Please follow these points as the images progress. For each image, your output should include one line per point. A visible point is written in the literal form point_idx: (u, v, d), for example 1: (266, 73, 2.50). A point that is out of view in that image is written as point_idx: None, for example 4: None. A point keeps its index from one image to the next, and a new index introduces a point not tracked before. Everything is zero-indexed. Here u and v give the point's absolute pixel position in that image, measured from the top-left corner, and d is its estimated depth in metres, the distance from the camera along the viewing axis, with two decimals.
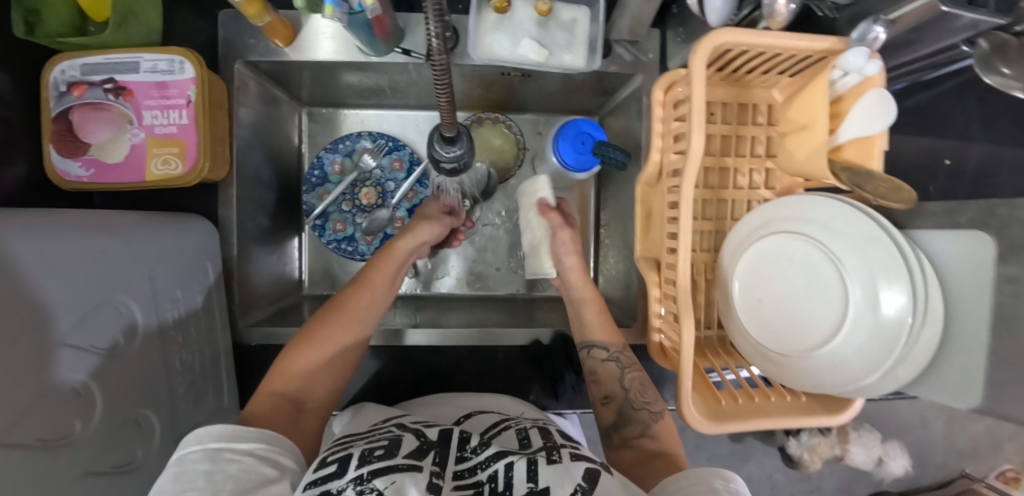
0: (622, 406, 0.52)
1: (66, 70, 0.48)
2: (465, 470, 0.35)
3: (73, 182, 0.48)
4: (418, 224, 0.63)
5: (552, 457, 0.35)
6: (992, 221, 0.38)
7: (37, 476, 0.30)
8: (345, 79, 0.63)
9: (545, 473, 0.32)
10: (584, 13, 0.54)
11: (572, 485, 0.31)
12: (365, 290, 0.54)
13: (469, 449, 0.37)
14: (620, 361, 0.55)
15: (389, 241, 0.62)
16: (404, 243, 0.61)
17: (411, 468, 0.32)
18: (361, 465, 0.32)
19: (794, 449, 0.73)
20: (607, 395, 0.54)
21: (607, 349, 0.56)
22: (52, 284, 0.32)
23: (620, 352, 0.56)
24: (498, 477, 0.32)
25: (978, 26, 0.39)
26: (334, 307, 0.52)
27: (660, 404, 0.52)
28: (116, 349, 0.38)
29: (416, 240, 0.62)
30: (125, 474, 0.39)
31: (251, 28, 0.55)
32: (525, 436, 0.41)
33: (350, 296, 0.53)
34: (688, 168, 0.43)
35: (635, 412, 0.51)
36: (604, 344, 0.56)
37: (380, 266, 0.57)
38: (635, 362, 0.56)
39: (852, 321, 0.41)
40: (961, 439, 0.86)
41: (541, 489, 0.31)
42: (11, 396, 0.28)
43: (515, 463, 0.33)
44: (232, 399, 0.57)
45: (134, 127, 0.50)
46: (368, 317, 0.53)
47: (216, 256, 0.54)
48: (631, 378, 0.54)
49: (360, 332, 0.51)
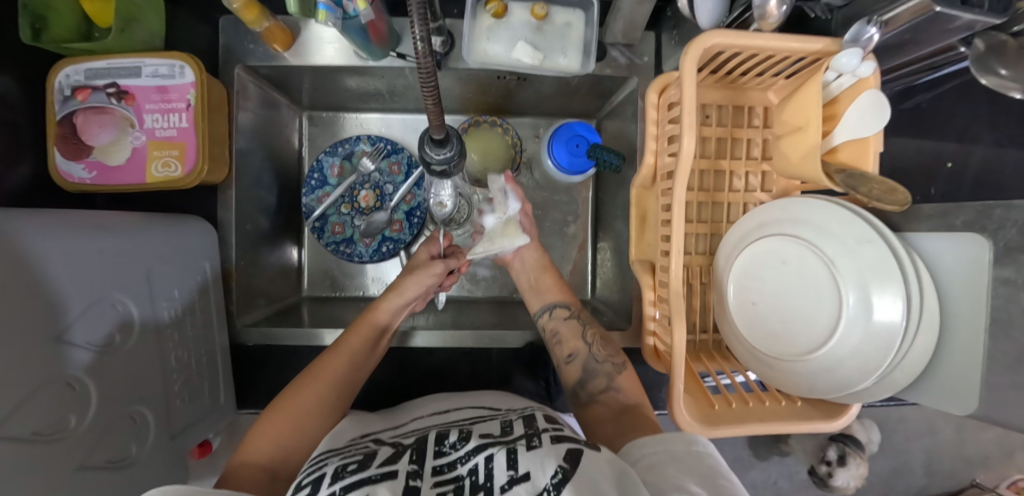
0: (586, 361, 0.54)
1: (71, 74, 0.49)
2: (445, 465, 0.34)
3: (76, 183, 0.50)
4: (402, 283, 0.61)
5: (533, 443, 0.34)
6: (988, 222, 0.37)
7: (30, 470, 0.30)
8: (344, 83, 0.64)
9: (525, 459, 0.32)
10: (579, 16, 0.54)
11: (552, 467, 0.30)
12: (341, 355, 0.52)
13: (447, 445, 0.36)
14: (579, 319, 0.59)
15: (374, 300, 0.59)
16: (388, 303, 0.59)
17: (383, 479, 0.31)
18: (334, 482, 0.31)
19: (839, 479, 0.72)
20: (572, 353, 0.56)
21: (567, 309, 0.60)
22: (55, 279, 0.33)
23: (579, 311, 0.60)
24: (479, 470, 0.32)
25: (975, 26, 0.38)
26: (311, 373, 0.50)
27: (622, 357, 0.54)
28: (110, 345, 0.39)
29: (403, 296, 0.60)
30: (119, 470, 0.40)
31: (251, 34, 0.56)
32: (508, 424, 0.41)
33: (327, 363, 0.51)
34: (680, 171, 0.43)
35: (600, 365, 0.53)
36: (565, 304, 0.61)
37: (357, 329, 0.55)
38: (593, 321, 0.60)
39: (849, 322, 0.40)
40: (971, 446, 0.84)
41: (521, 475, 0.30)
42: (11, 383, 0.29)
43: (494, 454, 0.33)
44: (228, 397, 0.57)
45: (136, 131, 0.51)
46: (341, 382, 0.50)
47: (215, 257, 0.56)
48: (591, 332, 0.57)
49: (333, 388, 0.49)
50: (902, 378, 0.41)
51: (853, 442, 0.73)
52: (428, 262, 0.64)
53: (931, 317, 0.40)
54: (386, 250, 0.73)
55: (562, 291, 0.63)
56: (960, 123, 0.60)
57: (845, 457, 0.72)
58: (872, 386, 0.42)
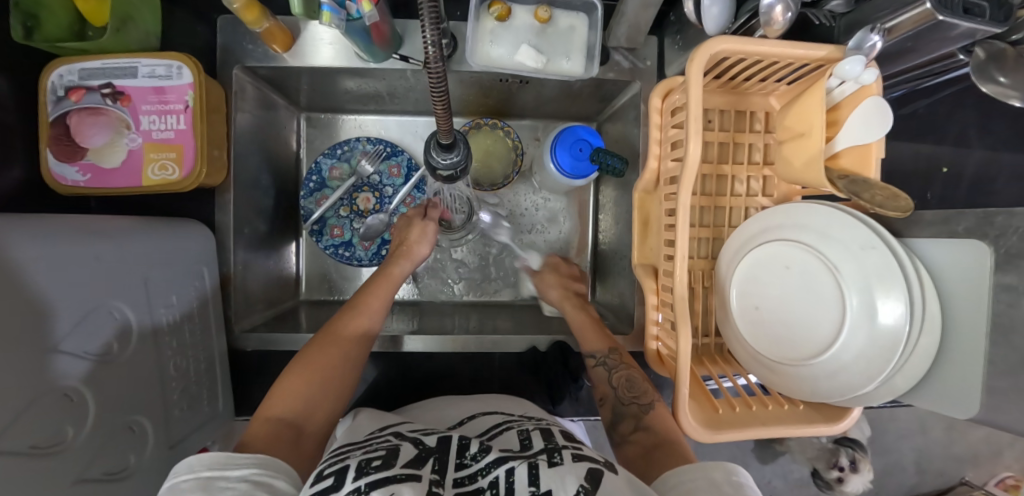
0: (615, 405, 0.51)
1: (64, 74, 0.48)
2: (466, 477, 0.33)
3: (69, 186, 0.48)
4: (413, 249, 0.62)
5: (554, 459, 0.34)
6: (989, 230, 0.37)
7: (30, 483, 0.29)
8: (343, 85, 0.63)
9: (547, 476, 0.31)
10: (583, 20, 0.54)
11: (574, 486, 0.30)
12: (358, 314, 0.53)
13: (468, 456, 0.36)
14: (607, 364, 0.56)
15: (385, 264, 0.61)
16: (400, 269, 0.60)
17: (408, 479, 0.31)
18: (358, 477, 0.30)
19: (853, 485, 0.74)
20: (603, 397, 0.54)
21: (593, 356, 0.57)
22: (54, 286, 0.33)
23: (606, 355, 0.56)
24: (499, 483, 0.31)
25: (975, 35, 0.38)
26: (330, 333, 0.50)
27: (650, 396, 0.50)
28: (108, 354, 0.38)
29: (412, 261, 0.61)
30: (117, 482, 0.39)
31: (250, 34, 0.55)
32: (526, 436, 0.40)
33: (347, 323, 0.52)
34: (685, 176, 0.43)
35: (626, 408, 0.50)
36: (591, 351, 0.57)
37: (373, 292, 0.56)
38: (625, 362, 0.55)
39: (851, 326, 0.41)
40: (960, 445, 0.85)
41: (543, 492, 0.30)
42: (7, 395, 0.28)
43: (516, 468, 0.32)
44: (227, 404, 0.57)
45: (132, 132, 0.50)
46: (363, 338, 0.52)
47: (213, 262, 0.55)
48: (618, 377, 0.53)
49: (349, 350, 0.49)
50: (902, 383, 0.42)
51: (860, 446, 0.75)
52: (428, 228, 0.64)
53: (933, 322, 0.40)
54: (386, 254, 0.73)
55: (604, 338, 0.59)
56: (956, 127, 0.60)
57: (857, 462, 0.74)
58: (874, 390, 0.42)
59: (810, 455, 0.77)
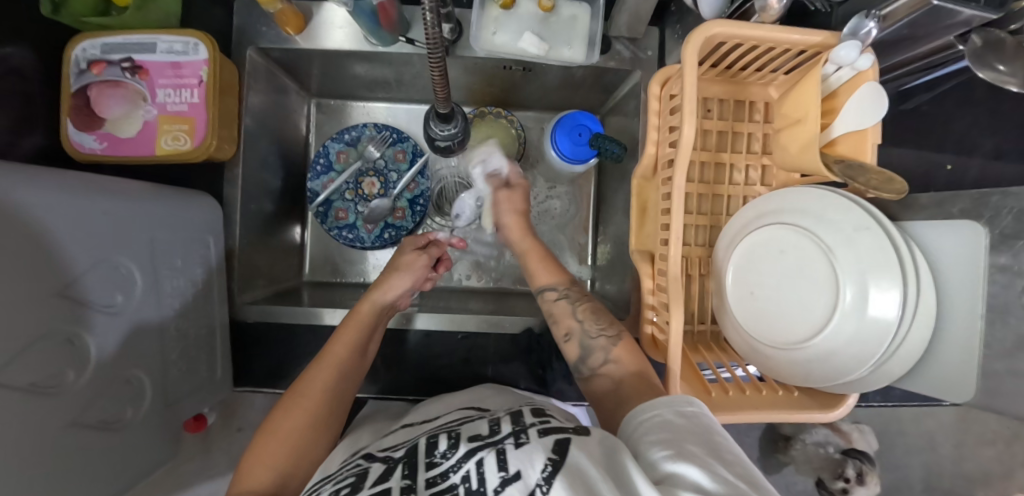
0: (581, 339, 0.50)
1: (88, 48, 0.50)
2: (437, 476, 0.33)
3: (86, 153, 0.50)
4: (387, 279, 0.59)
5: (521, 441, 0.34)
6: (984, 210, 0.39)
7: (28, 418, 0.30)
8: (352, 70, 0.65)
9: (515, 458, 0.31)
10: (585, 10, 0.56)
11: (542, 462, 0.30)
12: (326, 367, 0.50)
13: (438, 455, 0.36)
14: (570, 297, 0.55)
15: (356, 304, 0.57)
16: (370, 304, 0.57)
17: None
18: None
19: None
20: (567, 332, 0.52)
21: (556, 290, 0.56)
22: (65, 234, 0.34)
23: (568, 289, 0.55)
24: (470, 476, 0.31)
25: (972, 22, 0.39)
26: (298, 390, 0.48)
27: (617, 328, 0.51)
28: (112, 306, 0.39)
29: (389, 294, 0.58)
30: (111, 432, 0.40)
31: (265, 17, 0.58)
32: (496, 421, 0.40)
33: (315, 377, 0.49)
34: (680, 158, 0.43)
35: (594, 341, 0.50)
36: (553, 285, 0.56)
37: (342, 337, 0.53)
38: (585, 295, 0.55)
39: (842, 309, 0.40)
40: (972, 464, 0.80)
41: (512, 476, 0.29)
42: (12, 327, 0.29)
43: (485, 458, 0.32)
44: (225, 373, 0.57)
45: (148, 105, 0.52)
46: (336, 391, 0.49)
47: (220, 233, 0.56)
48: (584, 309, 0.53)
49: (318, 408, 0.46)
50: (897, 369, 0.41)
51: (867, 459, 0.72)
52: (416, 259, 0.62)
53: (928, 308, 0.40)
54: (388, 237, 0.73)
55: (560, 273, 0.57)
56: (960, 126, 0.60)
57: (863, 476, 0.71)
58: (866, 376, 0.42)
59: (814, 465, 0.75)
